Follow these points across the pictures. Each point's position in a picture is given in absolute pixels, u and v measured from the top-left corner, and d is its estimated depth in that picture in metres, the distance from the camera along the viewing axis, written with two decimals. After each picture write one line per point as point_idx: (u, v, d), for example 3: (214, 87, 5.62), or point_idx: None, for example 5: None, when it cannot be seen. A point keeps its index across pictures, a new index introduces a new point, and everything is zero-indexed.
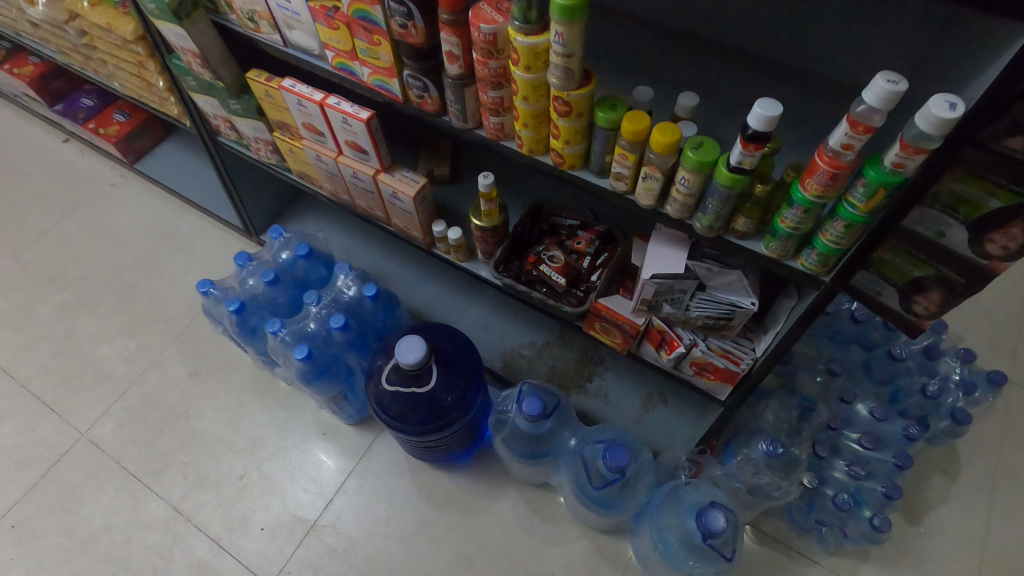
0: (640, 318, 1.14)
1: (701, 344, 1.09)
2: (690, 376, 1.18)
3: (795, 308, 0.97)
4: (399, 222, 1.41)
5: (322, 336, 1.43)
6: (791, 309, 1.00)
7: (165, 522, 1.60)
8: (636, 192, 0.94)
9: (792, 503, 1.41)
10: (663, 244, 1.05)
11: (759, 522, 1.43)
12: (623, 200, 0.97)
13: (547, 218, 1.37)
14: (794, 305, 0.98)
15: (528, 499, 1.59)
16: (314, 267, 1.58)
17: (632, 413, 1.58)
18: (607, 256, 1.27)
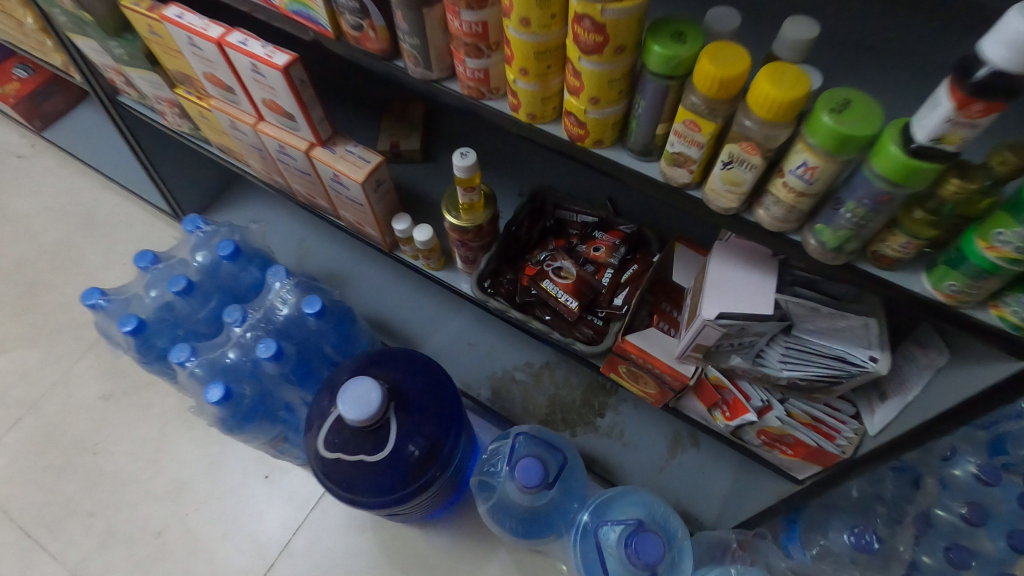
0: (688, 365, 0.79)
1: (777, 410, 0.75)
2: (755, 447, 0.83)
3: (947, 371, 0.60)
4: (349, 215, 1.03)
5: (245, 368, 1.07)
6: (938, 372, 0.63)
7: None
8: (707, 185, 0.57)
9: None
10: (731, 264, 0.69)
11: None
12: (680, 196, 0.60)
13: (552, 212, 1.00)
14: (945, 369, 0.62)
15: (522, 566, 1.25)
16: (245, 271, 1.20)
17: (654, 460, 1.23)
18: (636, 269, 0.90)
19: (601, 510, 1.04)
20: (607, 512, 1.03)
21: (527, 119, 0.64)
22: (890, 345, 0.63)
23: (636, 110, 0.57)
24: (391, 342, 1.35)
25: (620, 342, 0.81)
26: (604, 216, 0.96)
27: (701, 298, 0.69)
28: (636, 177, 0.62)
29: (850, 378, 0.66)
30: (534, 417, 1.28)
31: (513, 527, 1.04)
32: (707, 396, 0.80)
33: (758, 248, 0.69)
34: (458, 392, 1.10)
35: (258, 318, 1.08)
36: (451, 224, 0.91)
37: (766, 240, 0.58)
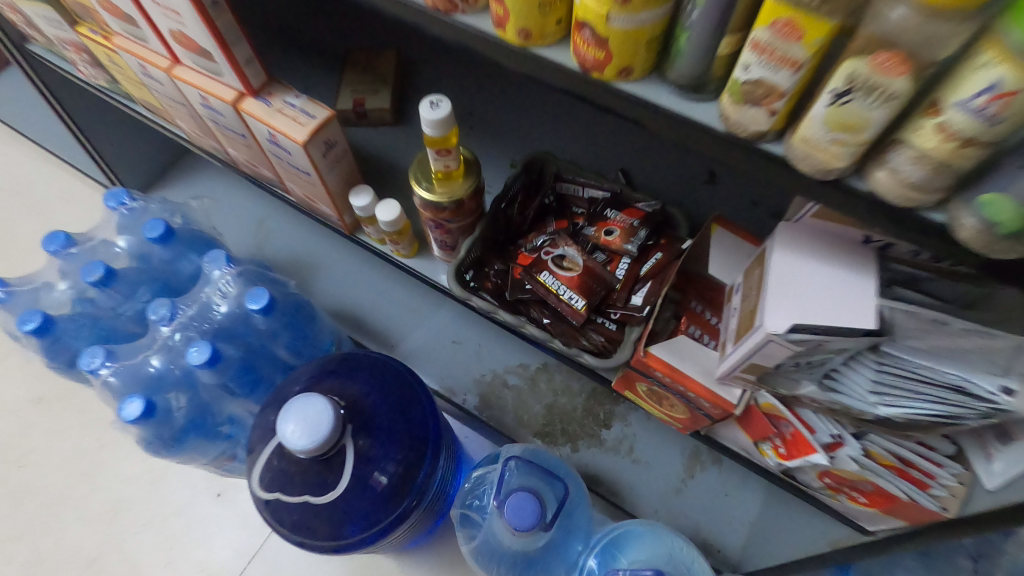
0: (732, 388, 0.59)
1: (852, 450, 0.56)
2: (815, 491, 0.65)
3: None
4: (298, 188, 0.82)
5: (174, 378, 0.87)
6: None
7: None
8: (796, 134, 0.36)
9: None
10: (805, 253, 0.49)
11: None
12: (744, 152, 0.40)
13: (552, 186, 0.79)
14: None
15: None
16: (181, 257, 1.01)
17: (669, 481, 1.04)
18: (660, 259, 0.70)
19: (610, 552, 0.85)
20: (617, 555, 0.84)
21: (518, 41, 0.44)
22: None
23: (687, 14, 0.36)
24: (362, 340, 1.15)
25: (642, 355, 0.61)
26: (617, 192, 0.76)
27: (760, 301, 0.50)
28: (676, 126, 0.42)
29: (975, 420, 0.46)
30: (528, 429, 1.10)
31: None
32: (754, 428, 0.61)
33: (844, 231, 0.49)
34: (438, 406, 0.90)
35: (189, 316, 0.88)
36: (423, 199, 0.70)
37: (877, 220, 0.38)
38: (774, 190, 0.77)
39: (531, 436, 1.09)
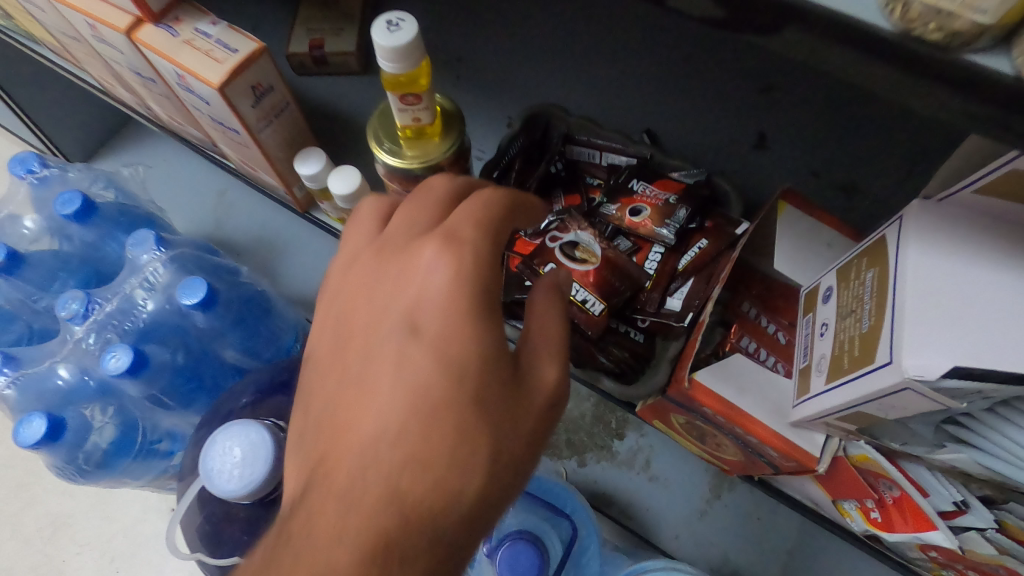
0: (812, 433, 0.43)
1: (986, 523, 0.38)
2: (913, 561, 0.48)
3: None
4: (233, 153, 0.64)
5: (90, 390, 0.71)
6: None
7: None
8: None
9: None
10: (958, 250, 0.32)
11: None
12: (907, 72, 0.22)
13: (560, 149, 0.60)
14: None
15: None
16: (108, 238, 0.82)
17: (690, 503, 0.83)
18: (704, 248, 0.53)
19: None
20: None
21: None
22: None
23: None
24: None
25: (686, 385, 0.44)
26: (645, 157, 0.58)
27: (883, 324, 0.32)
28: (778, 32, 0.24)
29: None
30: None
31: None
32: (841, 484, 0.44)
33: (1021, 216, 0.32)
34: None
35: (106, 313, 0.70)
36: (388, 167, 0.52)
37: None
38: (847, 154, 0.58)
39: None
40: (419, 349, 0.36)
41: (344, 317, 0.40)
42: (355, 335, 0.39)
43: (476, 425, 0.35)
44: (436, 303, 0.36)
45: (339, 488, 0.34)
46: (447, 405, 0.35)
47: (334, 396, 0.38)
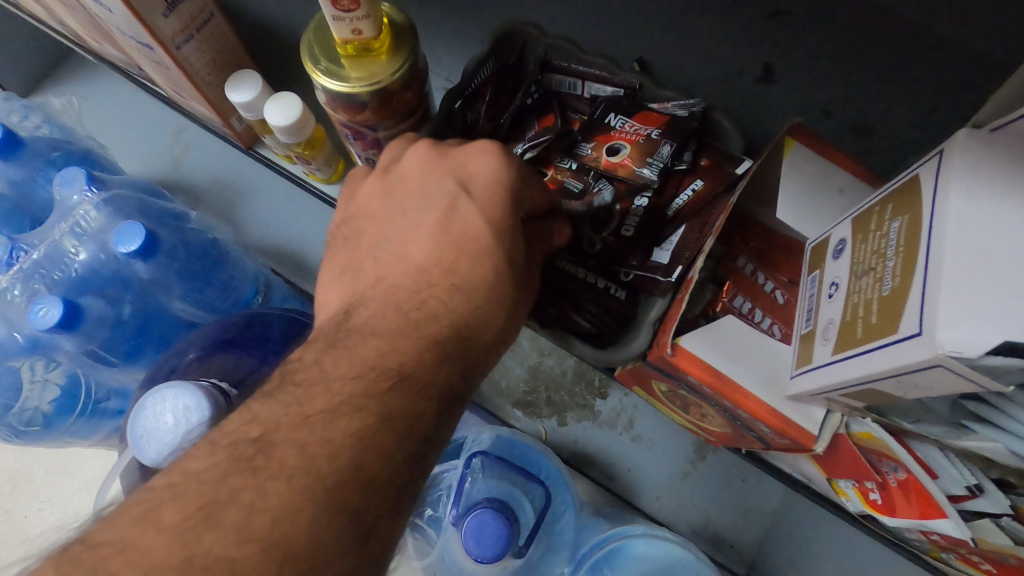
0: (809, 407, 0.37)
1: (1000, 510, 0.34)
2: (902, 539, 0.45)
3: None
4: (158, 78, 0.56)
5: (21, 346, 0.65)
6: None
7: None
8: None
9: None
10: (1011, 191, 0.25)
11: None
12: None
13: (537, 77, 0.52)
14: None
15: None
16: (39, 177, 0.75)
17: (673, 465, 0.79)
18: (699, 190, 0.46)
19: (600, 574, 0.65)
20: None
21: None
22: None
23: None
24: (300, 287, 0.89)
25: (667, 352, 0.38)
26: (629, 89, 0.50)
27: (910, 287, 0.26)
28: None
29: None
30: (507, 398, 0.84)
31: None
32: (838, 464, 0.39)
33: None
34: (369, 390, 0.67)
35: (32, 262, 0.64)
36: (329, 94, 0.44)
37: None
38: (866, 89, 0.50)
39: (509, 408, 0.83)
40: (469, 207, 0.39)
41: (393, 171, 0.43)
42: (406, 191, 0.41)
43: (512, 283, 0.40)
44: (490, 178, 0.39)
45: (391, 303, 0.38)
46: (494, 257, 0.39)
47: (389, 236, 0.41)
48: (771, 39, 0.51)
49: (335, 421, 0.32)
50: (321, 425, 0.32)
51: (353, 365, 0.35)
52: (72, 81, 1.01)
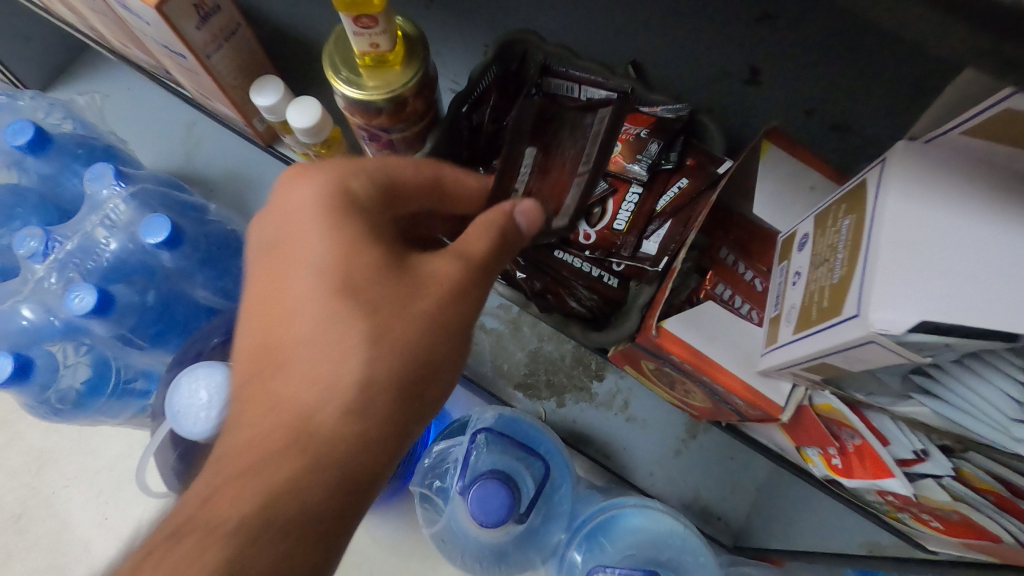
0: (777, 381, 0.42)
1: (942, 472, 0.39)
2: (862, 500, 0.50)
3: None
4: (185, 82, 0.60)
5: (56, 330, 0.70)
6: None
7: None
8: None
9: None
10: (938, 194, 0.30)
11: None
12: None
13: (537, 81, 0.56)
14: None
15: None
16: (65, 172, 0.79)
17: (664, 443, 0.85)
18: (684, 188, 0.50)
19: (597, 540, 0.70)
20: (604, 544, 0.69)
21: None
22: None
23: None
24: None
25: (653, 333, 0.43)
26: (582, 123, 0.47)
27: (853, 276, 0.31)
28: None
29: None
30: (508, 380, 0.89)
31: (470, 567, 0.70)
32: (803, 433, 0.44)
33: (1009, 162, 0.29)
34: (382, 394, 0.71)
35: (66, 252, 0.68)
36: (348, 100, 0.48)
37: None
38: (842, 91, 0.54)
39: (511, 390, 0.88)
40: (306, 260, 0.40)
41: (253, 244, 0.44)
42: (263, 257, 0.43)
43: (398, 291, 0.40)
44: (317, 229, 0.40)
45: (262, 375, 0.39)
46: (345, 298, 0.39)
47: (256, 308, 0.42)
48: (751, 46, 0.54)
49: (219, 512, 0.34)
50: (211, 517, 0.34)
51: (233, 453, 0.36)
52: (87, 76, 1.05)
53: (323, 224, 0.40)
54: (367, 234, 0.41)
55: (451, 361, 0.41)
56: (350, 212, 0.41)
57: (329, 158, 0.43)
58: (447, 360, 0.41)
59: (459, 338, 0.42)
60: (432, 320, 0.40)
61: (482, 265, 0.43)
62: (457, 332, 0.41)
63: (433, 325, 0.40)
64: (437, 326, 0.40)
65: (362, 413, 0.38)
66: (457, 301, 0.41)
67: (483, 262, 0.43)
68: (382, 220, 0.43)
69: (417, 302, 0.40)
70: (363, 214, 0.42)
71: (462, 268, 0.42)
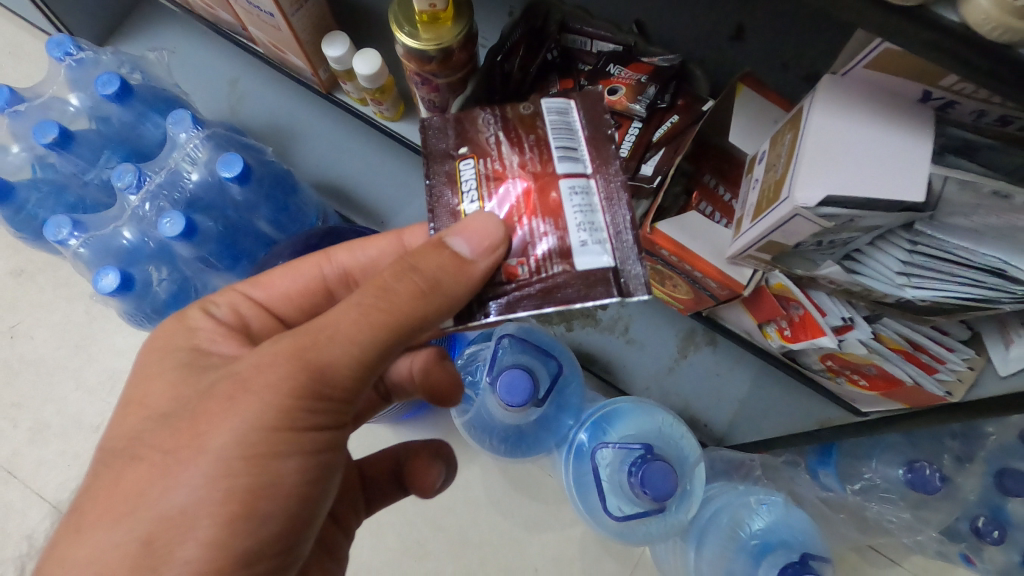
0: (742, 268, 0.56)
1: (863, 334, 0.52)
2: (816, 371, 0.65)
3: None
4: (263, 36, 0.72)
5: (150, 251, 0.84)
6: None
7: None
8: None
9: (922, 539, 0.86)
10: (850, 110, 0.41)
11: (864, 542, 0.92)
12: None
13: (556, 37, 0.68)
14: None
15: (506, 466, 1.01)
16: (143, 119, 0.91)
17: (661, 360, 0.95)
18: (675, 123, 0.63)
19: (601, 427, 0.84)
20: (607, 429, 0.84)
21: None
22: None
23: None
24: (350, 217, 0.99)
25: (648, 232, 0.56)
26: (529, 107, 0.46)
27: (788, 172, 0.44)
28: None
29: (1010, 303, 0.43)
30: None
31: (496, 448, 0.85)
32: (763, 308, 0.59)
33: (895, 88, 0.41)
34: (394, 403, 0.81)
35: (157, 184, 0.81)
36: (406, 48, 0.60)
37: (974, 70, 0.30)
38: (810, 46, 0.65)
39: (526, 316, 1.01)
40: (139, 386, 0.44)
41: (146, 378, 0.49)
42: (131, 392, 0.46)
43: (175, 405, 0.42)
44: (164, 345, 0.47)
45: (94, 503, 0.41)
46: (156, 418, 0.42)
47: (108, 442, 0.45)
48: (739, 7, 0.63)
49: None
50: None
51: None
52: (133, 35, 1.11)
53: (168, 340, 0.47)
54: (185, 351, 0.46)
55: (219, 488, 0.38)
56: (184, 331, 0.48)
57: (234, 283, 0.55)
58: (216, 480, 0.38)
59: (248, 450, 0.39)
60: (188, 437, 0.39)
61: (283, 349, 0.39)
62: (235, 445, 0.38)
63: (187, 444, 0.39)
64: (191, 445, 0.39)
65: (123, 542, 0.37)
66: (244, 398, 0.39)
67: (281, 346, 0.40)
68: (243, 332, 0.50)
69: (191, 414, 0.40)
70: (199, 328, 0.48)
71: (254, 364, 0.40)
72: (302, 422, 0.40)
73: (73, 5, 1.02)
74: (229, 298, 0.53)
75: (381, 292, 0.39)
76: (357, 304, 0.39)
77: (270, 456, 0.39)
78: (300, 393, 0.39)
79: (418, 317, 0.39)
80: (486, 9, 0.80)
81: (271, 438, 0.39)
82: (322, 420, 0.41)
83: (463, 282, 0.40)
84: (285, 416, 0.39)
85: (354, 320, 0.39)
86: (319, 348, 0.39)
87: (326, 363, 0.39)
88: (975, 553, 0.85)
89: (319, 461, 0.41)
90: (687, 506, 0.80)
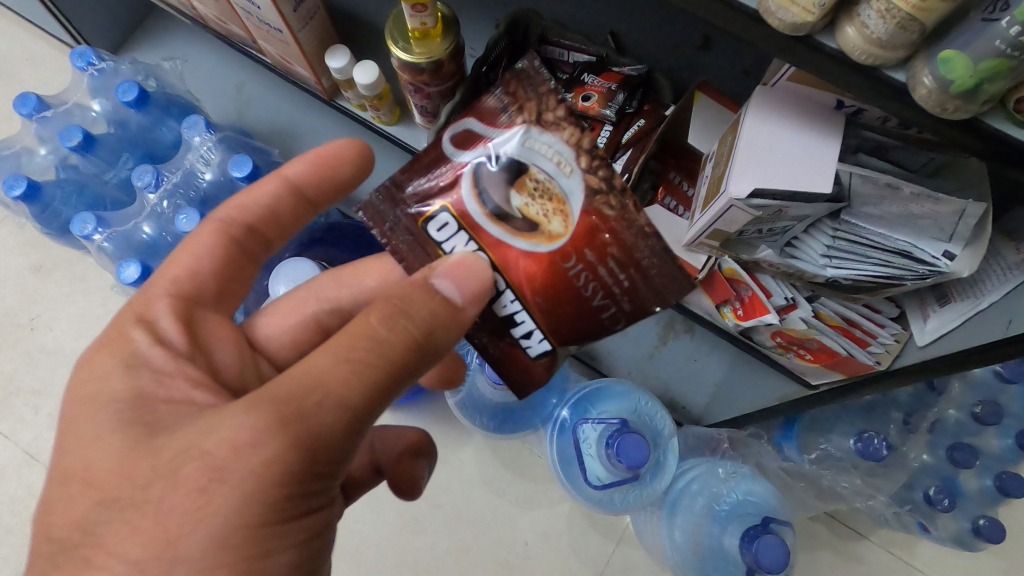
0: (699, 255, 0.64)
1: (803, 312, 0.60)
2: (769, 347, 0.73)
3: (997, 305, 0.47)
4: (272, 49, 0.80)
5: (169, 244, 0.91)
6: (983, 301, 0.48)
7: (16, 468, 1.12)
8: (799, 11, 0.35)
9: (879, 508, 0.94)
10: (784, 119, 0.48)
11: (831, 518, 0.98)
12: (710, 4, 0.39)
13: (536, 48, 0.75)
14: (985, 299, 0.48)
15: (498, 447, 1.08)
16: (159, 123, 0.98)
17: (641, 347, 1.00)
18: (642, 127, 0.70)
19: (583, 406, 0.92)
20: (589, 408, 0.91)
21: None
22: (982, 239, 0.47)
23: None
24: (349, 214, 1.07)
25: None
26: (604, 330, 0.45)
27: (727, 168, 0.51)
28: None
29: (913, 281, 0.50)
30: None
31: (486, 425, 0.93)
32: (718, 291, 0.66)
33: (816, 96, 0.48)
34: None
35: (174, 183, 0.88)
36: (401, 60, 0.68)
37: (854, 86, 0.38)
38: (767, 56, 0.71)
39: None
40: (91, 467, 0.41)
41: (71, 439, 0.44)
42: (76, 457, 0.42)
43: (132, 477, 0.39)
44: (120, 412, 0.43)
45: None
46: (114, 507, 0.39)
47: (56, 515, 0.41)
48: (703, 20, 0.69)
49: None
50: None
51: None
52: (144, 44, 1.17)
53: (89, 379, 0.45)
54: (147, 410, 0.43)
55: None
56: (125, 370, 0.45)
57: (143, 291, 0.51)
58: None
59: (231, 554, 0.37)
60: (155, 547, 0.37)
61: (266, 420, 0.37)
62: (217, 551, 0.37)
63: (159, 555, 0.37)
64: (163, 554, 0.37)
65: None
66: (223, 487, 0.37)
67: (263, 416, 0.38)
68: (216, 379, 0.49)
69: (152, 506, 0.38)
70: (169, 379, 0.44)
71: (233, 447, 0.37)
72: (288, 510, 0.39)
73: (89, 16, 1.09)
74: (158, 312, 0.50)
75: (374, 344, 0.40)
76: (346, 360, 0.39)
77: (259, 556, 0.38)
78: (291, 478, 0.38)
79: (411, 365, 0.41)
80: (477, 23, 0.88)
81: (261, 536, 0.38)
82: (309, 503, 0.40)
83: (457, 325, 0.42)
84: (275, 507, 0.38)
85: (349, 382, 0.39)
86: (311, 421, 0.38)
87: (321, 435, 0.38)
88: (930, 522, 0.92)
89: (313, 546, 0.41)
90: (660, 476, 0.88)
